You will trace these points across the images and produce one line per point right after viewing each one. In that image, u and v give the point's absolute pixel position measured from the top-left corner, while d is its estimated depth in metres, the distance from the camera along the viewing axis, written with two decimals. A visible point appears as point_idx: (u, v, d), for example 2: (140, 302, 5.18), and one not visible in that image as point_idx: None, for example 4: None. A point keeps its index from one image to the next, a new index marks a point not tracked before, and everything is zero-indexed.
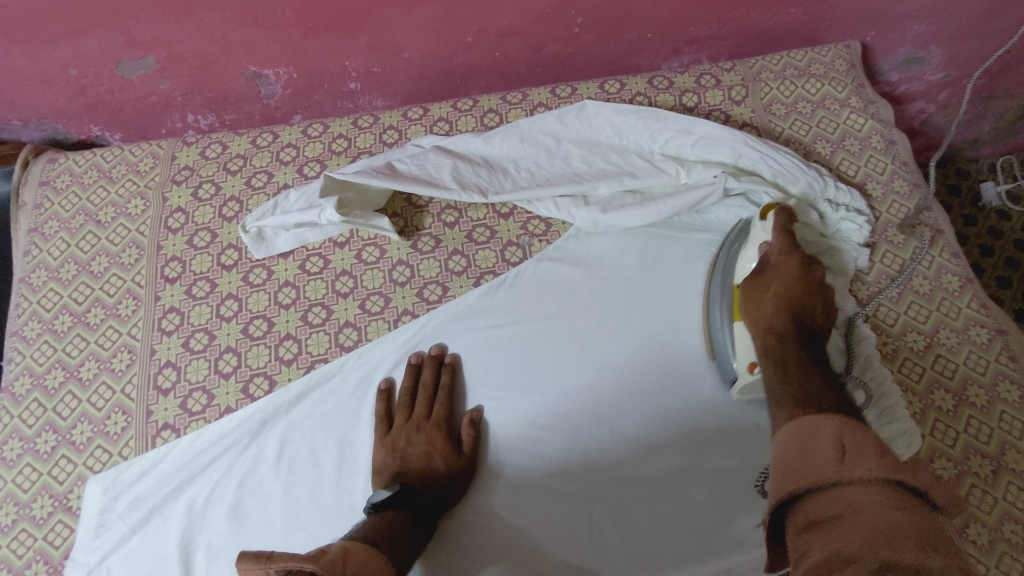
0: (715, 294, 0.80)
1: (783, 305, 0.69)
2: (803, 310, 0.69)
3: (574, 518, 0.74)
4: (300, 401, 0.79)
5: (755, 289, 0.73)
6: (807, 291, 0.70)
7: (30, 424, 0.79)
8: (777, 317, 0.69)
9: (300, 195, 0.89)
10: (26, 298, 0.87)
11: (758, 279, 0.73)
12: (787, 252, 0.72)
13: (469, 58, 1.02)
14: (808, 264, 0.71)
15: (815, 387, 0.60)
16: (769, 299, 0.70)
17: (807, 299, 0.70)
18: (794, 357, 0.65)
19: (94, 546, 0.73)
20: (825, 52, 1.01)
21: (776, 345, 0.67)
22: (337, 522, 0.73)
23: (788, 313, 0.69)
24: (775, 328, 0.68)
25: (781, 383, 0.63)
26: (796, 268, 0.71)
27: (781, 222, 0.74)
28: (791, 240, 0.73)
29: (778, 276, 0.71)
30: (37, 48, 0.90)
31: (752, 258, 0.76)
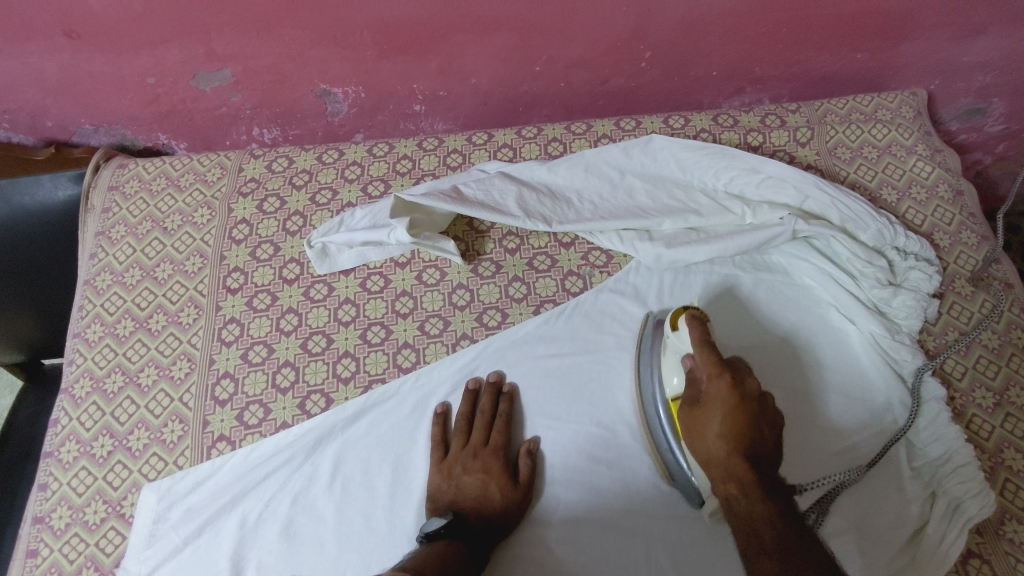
0: (652, 410, 0.76)
1: (729, 439, 0.66)
2: (749, 438, 0.65)
3: (630, 559, 0.72)
4: (356, 420, 0.79)
5: (694, 425, 0.69)
6: (748, 412, 0.66)
7: (88, 427, 0.80)
8: (729, 459, 0.65)
9: (365, 214, 0.90)
10: (89, 301, 0.88)
11: (695, 410, 0.69)
12: (715, 375, 0.68)
13: (534, 87, 1.03)
14: (739, 380, 0.67)
15: (793, 546, 0.58)
16: (714, 436, 0.67)
17: (750, 423, 0.66)
18: (759, 508, 0.61)
19: (146, 555, 0.73)
20: (892, 99, 1.00)
21: (739, 495, 0.63)
22: (389, 547, 0.72)
23: (738, 449, 0.65)
24: (731, 472, 0.65)
25: (754, 541, 0.60)
26: (728, 392, 0.67)
27: (699, 334, 0.71)
28: (716, 357, 0.69)
29: (716, 407, 0.67)
30: (120, 57, 0.92)
31: (674, 372, 0.73)
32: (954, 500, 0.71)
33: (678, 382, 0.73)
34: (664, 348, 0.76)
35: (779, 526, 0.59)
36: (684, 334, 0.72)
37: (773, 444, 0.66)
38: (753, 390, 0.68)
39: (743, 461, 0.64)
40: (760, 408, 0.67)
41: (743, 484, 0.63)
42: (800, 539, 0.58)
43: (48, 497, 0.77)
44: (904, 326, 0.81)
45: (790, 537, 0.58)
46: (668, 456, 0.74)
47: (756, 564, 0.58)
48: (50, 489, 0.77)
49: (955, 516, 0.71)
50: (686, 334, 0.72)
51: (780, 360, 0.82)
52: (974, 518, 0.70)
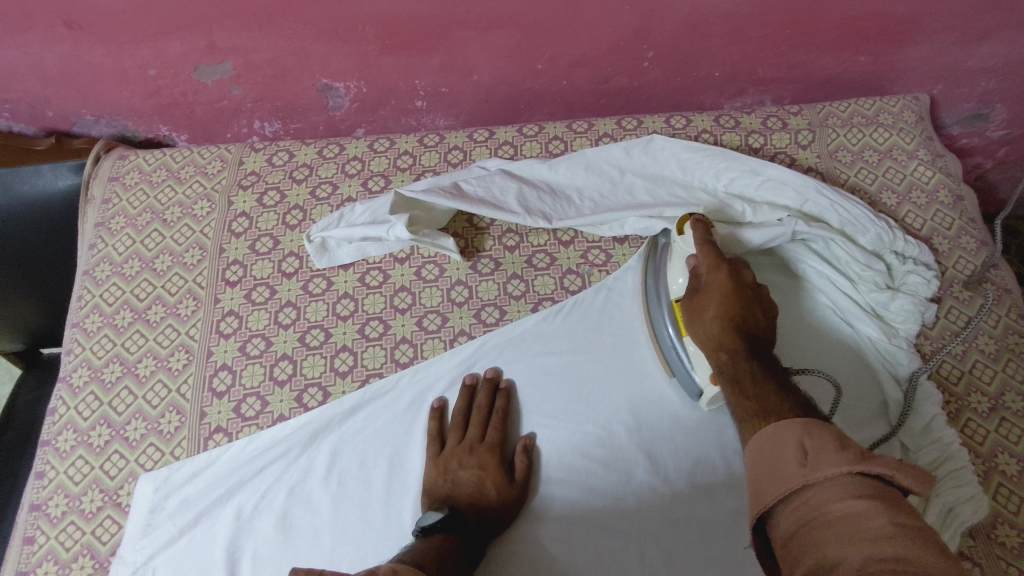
0: (658, 314, 0.80)
1: (725, 319, 0.68)
2: (743, 318, 0.68)
3: (624, 557, 0.73)
4: (352, 415, 0.79)
5: (694, 312, 0.71)
6: (744, 300, 0.69)
7: (85, 417, 0.80)
8: (723, 334, 0.68)
9: (365, 209, 0.90)
10: (88, 291, 0.88)
11: (695, 299, 0.71)
12: (714, 267, 0.70)
13: (536, 85, 1.03)
14: (737, 273, 0.70)
15: (773, 394, 0.61)
16: (710, 318, 0.69)
17: (744, 306, 0.68)
18: (746, 369, 0.64)
19: (142, 545, 0.73)
20: (893, 103, 1.00)
21: (728, 360, 0.66)
22: (384, 540, 0.73)
23: (732, 328, 0.67)
24: (723, 344, 0.67)
25: (739, 393, 0.63)
26: (727, 279, 0.69)
27: (701, 233, 0.73)
28: (716, 251, 0.71)
29: (713, 294, 0.69)
30: (121, 48, 0.92)
31: (679, 274, 0.76)
32: (947, 504, 0.71)
33: (683, 283, 0.75)
34: (671, 254, 0.79)
35: (764, 387, 0.61)
36: (690, 238, 0.74)
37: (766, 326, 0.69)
38: (749, 280, 0.71)
39: (735, 339, 0.67)
40: (754, 296, 0.70)
41: (734, 351, 0.66)
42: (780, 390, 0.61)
43: (44, 485, 0.77)
44: (901, 330, 0.82)
45: (772, 391, 0.61)
46: (670, 353, 0.79)
47: (742, 409, 0.61)
48: (47, 477, 0.77)
49: (947, 520, 0.71)
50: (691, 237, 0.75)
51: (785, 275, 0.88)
52: (968, 522, 0.70)
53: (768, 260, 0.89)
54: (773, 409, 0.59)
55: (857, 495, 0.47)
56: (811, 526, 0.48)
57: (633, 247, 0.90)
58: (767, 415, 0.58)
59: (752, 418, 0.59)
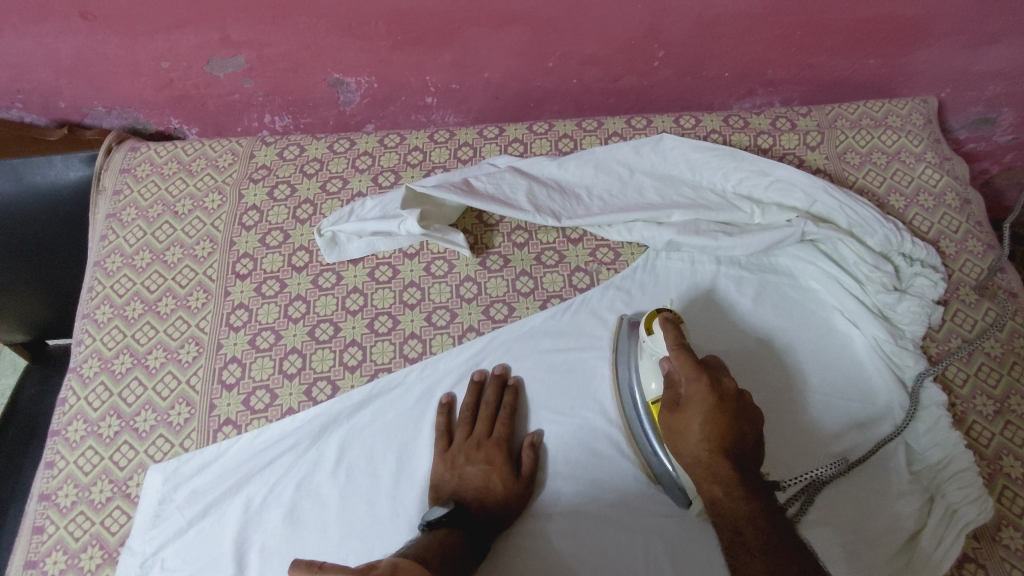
0: (634, 418, 0.77)
1: (711, 441, 0.65)
2: (730, 439, 0.65)
3: (629, 552, 0.73)
4: (361, 408, 0.79)
5: (676, 426, 0.68)
6: (727, 414, 0.66)
7: (95, 407, 0.80)
8: (712, 461, 0.65)
9: (376, 204, 0.90)
10: (99, 282, 0.89)
11: (674, 414, 0.69)
12: (693, 377, 0.68)
13: (546, 83, 1.03)
14: (718, 382, 0.67)
15: (774, 544, 0.60)
16: (695, 440, 0.66)
17: (730, 424, 0.66)
18: (742, 506, 0.63)
19: (150, 535, 0.73)
20: (902, 105, 1.01)
21: (721, 497, 0.64)
22: (391, 534, 0.73)
23: (720, 451, 0.65)
24: (715, 474, 0.65)
25: (737, 538, 0.62)
26: (707, 393, 0.67)
27: (673, 337, 0.71)
28: (693, 360, 0.68)
29: (696, 411, 0.67)
30: (135, 40, 0.92)
31: (653, 378, 0.74)
32: (951, 505, 0.72)
33: (656, 389, 0.74)
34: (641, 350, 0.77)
35: (763, 530, 0.61)
36: (661, 340, 0.72)
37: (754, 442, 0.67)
38: (730, 389, 0.68)
39: (725, 464, 0.65)
40: (739, 409, 0.67)
41: (726, 483, 0.64)
42: (783, 541, 0.60)
43: (54, 475, 0.77)
44: (908, 332, 0.82)
45: (773, 542, 0.60)
46: (649, 454, 0.76)
47: (743, 564, 0.60)
48: (57, 467, 0.78)
49: (951, 522, 0.71)
50: (662, 338, 0.73)
51: (758, 359, 0.83)
52: (971, 524, 0.70)
53: (741, 344, 0.84)
54: (779, 567, 0.58)
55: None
56: None
57: (642, 245, 0.90)
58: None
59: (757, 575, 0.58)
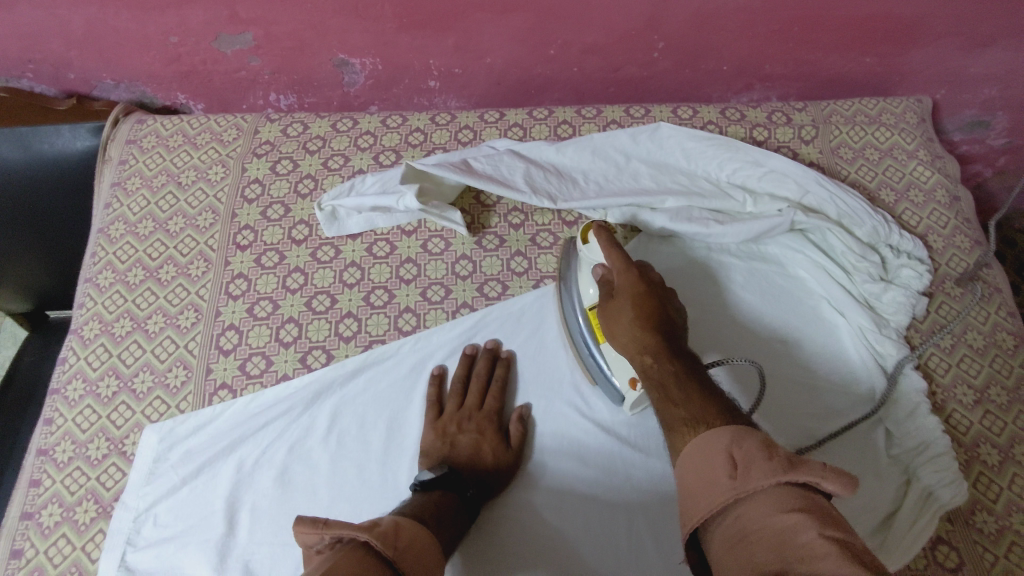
0: (574, 326, 0.81)
1: (641, 320, 0.68)
2: (660, 320, 0.68)
3: (612, 525, 0.75)
4: (354, 377, 0.81)
5: (609, 316, 0.71)
6: (656, 299, 0.70)
7: (95, 368, 0.82)
8: (642, 336, 0.67)
9: (376, 180, 0.92)
10: (102, 248, 0.91)
11: (607, 303, 0.72)
12: (623, 270, 0.71)
13: (547, 70, 1.05)
14: (644, 273, 0.72)
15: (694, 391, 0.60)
16: (625, 323, 0.69)
17: (658, 307, 0.69)
18: (669, 370, 0.63)
19: (144, 492, 0.75)
20: (896, 104, 1.02)
21: (651, 362, 0.64)
22: (380, 498, 0.75)
23: (649, 327, 0.67)
24: (646, 344, 0.66)
25: (663, 397, 0.61)
26: (636, 281, 0.70)
27: (607, 240, 0.75)
28: (622, 254, 0.72)
29: (625, 297, 0.70)
30: (145, 15, 0.94)
31: (590, 283, 0.77)
32: (927, 488, 0.74)
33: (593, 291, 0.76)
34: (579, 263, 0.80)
35: (686, 383, 0.61)
36: (595, 246, 0.76)
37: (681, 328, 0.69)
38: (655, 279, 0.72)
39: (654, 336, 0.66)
40: (664, 297, 0.71)
41: (656, 352, 0.65)
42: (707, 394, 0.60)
43: (52, 431, 0.79)
44: (892, 321, 0.83)
45: (694, 391, 0.60)
46: (588, 361, 0.80)
47: (670, 417, 0.59)
48: (55, 423, 0.80)
49: (926, 504, 0.73)
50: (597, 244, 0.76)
51: (693, 277, 0.88)
52: (945, 505, 0.72)
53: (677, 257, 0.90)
54: (700, 412, 0.57)
55: (789, 507, 0.45)
56: (738, 541, 0.46)
57: (635, 230, 0.92)
58: (694, 418, 0.57)
59: (681, 425, 0.57)
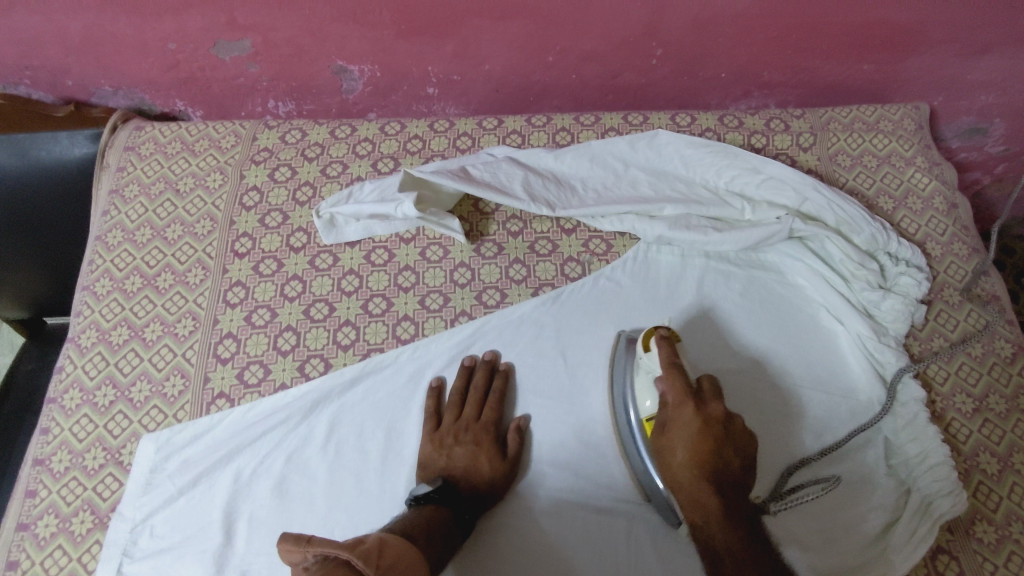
0: (627, 434, 0.76)
1: (694, 465, 0.67)
2: (716, 465, 0.66)
3: (611, 534, 0.74)
4: (352, 386, 0.81)
5: (663, 451, 0.70)
6: (714, 439, 0.67)
7: (92, 376, 0.82)
8: (697, 487, 0.66)
9: (374, 188, 0.92)
10: (100, 256, 0.90)
11: (663, 438, 0.70)
12: (679, 402, 0.69)
13: (545, 77, 1.05)
14: (703, 407, 0.69)
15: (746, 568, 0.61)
16: (679, 464, 0.68)
17: (716, 449, 0.67)
18: (724, 533, 0.63)
19: (141, 502, 0.75)
20: (894, 111, 1.03)
21: (703, 523, 0.65)
22: (378, 509, 0.75)
23: (705, 475, 0.66)
24: (699, 501, 0.66)
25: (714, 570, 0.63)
26: (691, 417, 0.68)
27: (667, 355, 0.72)
28: (681, 384, 0.70)
29: (680, 439, 0.68)
30: (144, 21, 0.94)
31: (647, 396, 0.73)
32: (924, 498, 0.74)
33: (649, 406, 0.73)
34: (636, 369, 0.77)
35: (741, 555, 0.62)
36: (654, 357, 0.73)
37: (741, 471, 0.67)
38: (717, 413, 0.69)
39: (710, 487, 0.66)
40: (726, 433, 0.68)
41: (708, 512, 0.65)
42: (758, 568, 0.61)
43: (49, 440, 0.79)
44: (891, 330, 0.83)
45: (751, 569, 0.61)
46: (642, 474, 0.75)
47: None
48: (52, 433, 0.79)
49: (925, 514, 0.73)
50: (657, 356, 0.73)
51: (756, 381, 0.83)
52: (944, 514, 0.72)
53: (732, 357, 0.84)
54: None
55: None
56: None
57: (633, 238, 0.92)
58: None
59: None
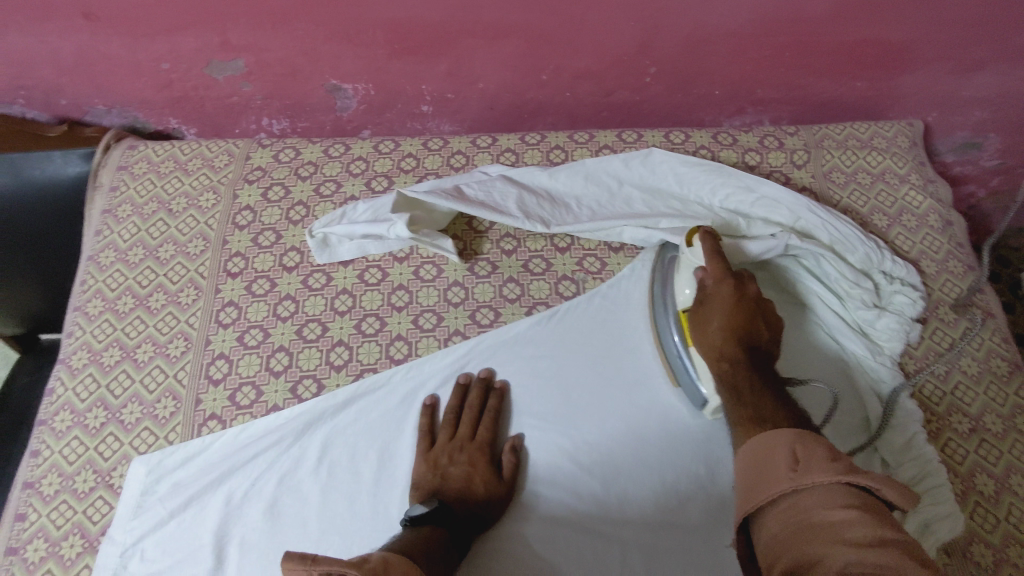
0: (663, 319, 0.82)
1: (729, 331, 0.70)
2: (749, 332, 0.69)
3: (605, 558, 0.74)
4: (345, 407, 0.80)
5: (699, 322, 0.73)
6: (748, 313, 0.70)
7: (83, 398, 0.81)
8: (725, 346, 0.69)
9: (368, 208, 0.91)
10: (92, 276, 0.90)
11: (702, 308, 0.73)
12: (720, 278, 0.72)
13: (539, 95, 1.05)
14: (741, 287, 0.71)
15: (768, 404, 0.62)
16: (714, 330, 0.71)
17: (749, 320, 0.70)
18: (745, 377, 0.66)
19: (132, 525, 0.74)
20: (888, 128, 1.03)
21: (729, 372, 0.67)
22: (370, 532, 0.74)
23: (736, 338, 0.69)
24: (726, 354, 0.69)
25: (735, 401, 0.65)
26: (729, 294, 0.71)
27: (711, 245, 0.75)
28: (721, 264, 0.73)
29: (717, 308, 0.71)
30: (137, 41, 0.94)
31: (686, 284, 0.78)
32: (925, 520, 0.72)
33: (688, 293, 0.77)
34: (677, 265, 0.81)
35: (761, 396, 0.63)
36: (699, 250, 0.76)
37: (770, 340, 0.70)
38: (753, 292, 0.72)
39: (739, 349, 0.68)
40: (759, 307, 0.71)
41: (735, 363, 0.67)
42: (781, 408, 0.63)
43: (39, 463, 0.78)
44: (886, 348, 0.83)
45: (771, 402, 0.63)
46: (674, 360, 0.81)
47: (737, 417, 0.63)
48: (41, 455, 0.79)
49: (923, 536, 0.72)
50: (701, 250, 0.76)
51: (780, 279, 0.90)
52: (942, 539, 0.71)
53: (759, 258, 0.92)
54: (770, 418, 0.61)
55: (845, 503, 0.49)
56: (799, 530, 0.49)
57: (628, 256, 0.92)
58: (761, 422, 0.60)
59: (749, 425, 0.61)
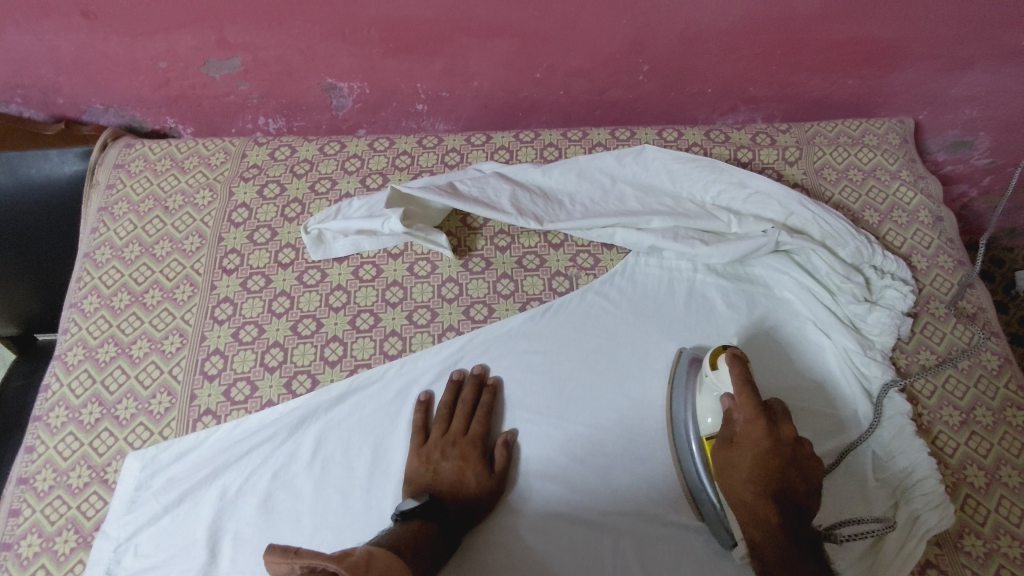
0: (686, 448, 0.76)
1: (757, 484, 0.67)
2: (779, 484, 0.67)
3: (598, 551, 0.74)
4: (340, 402, 0.81)
5: (725, 464, 0.70)
6: (780, 463, 0.67)
7: (78, 394, 0.82)
8: (756, 503, 0.67)
9: (362, 205, 0.92)
10: (88, 273, 0.91)
11: (727, 452, 0.70)
12: (751, 420, 0.69)
13: (534, 93, 1.06)
14: (773, 429, 0.69)
15: None
16: (741, 480, 0.68)
17: (782, 472, 0.67)
18: (779, 548, 0.64)
19: (125, 520, 0.75)
20: (879, 125, 1.03)
21: (760, 537, 0.66)
22: (363, 526, 0.74)
23: (767, 492, 0.67)
24: (758, 514, 0.66)
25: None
26: (762, 436, 0.68)
27: (739, 375, 0.72)
28: (755, 402, 0.70)
29: (744, 455, 0.69)
30: (134, 40, 0.95)
31: (710, 413, 0.74)
32: (914, 512, 0.73)
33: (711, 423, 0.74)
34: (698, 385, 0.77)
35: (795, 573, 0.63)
36: (724, 374, 0.73)
37: (806, 490, 0.67)
38: (787, 437, 0.69)
39: (770, 508, 0.66)
40: (793, 456, 0.68)
41: (767, 526, 0.66)
42: None
43: (33, 459, 0.79)
44: (878, 343, 0.83)
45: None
46: (698, 492, 0.74)
47: None
48: (36, 451, 0.79)
49: (914, 528, 0.73)
50: (726, 375, 0.73)
51: (816, 402, 0.82)
52: (932, 530, 0.71)
53: (794, 374, 0.84)
54: None
55: None
56: None
57: (621, 252, 0.92)
58: None
59: None
